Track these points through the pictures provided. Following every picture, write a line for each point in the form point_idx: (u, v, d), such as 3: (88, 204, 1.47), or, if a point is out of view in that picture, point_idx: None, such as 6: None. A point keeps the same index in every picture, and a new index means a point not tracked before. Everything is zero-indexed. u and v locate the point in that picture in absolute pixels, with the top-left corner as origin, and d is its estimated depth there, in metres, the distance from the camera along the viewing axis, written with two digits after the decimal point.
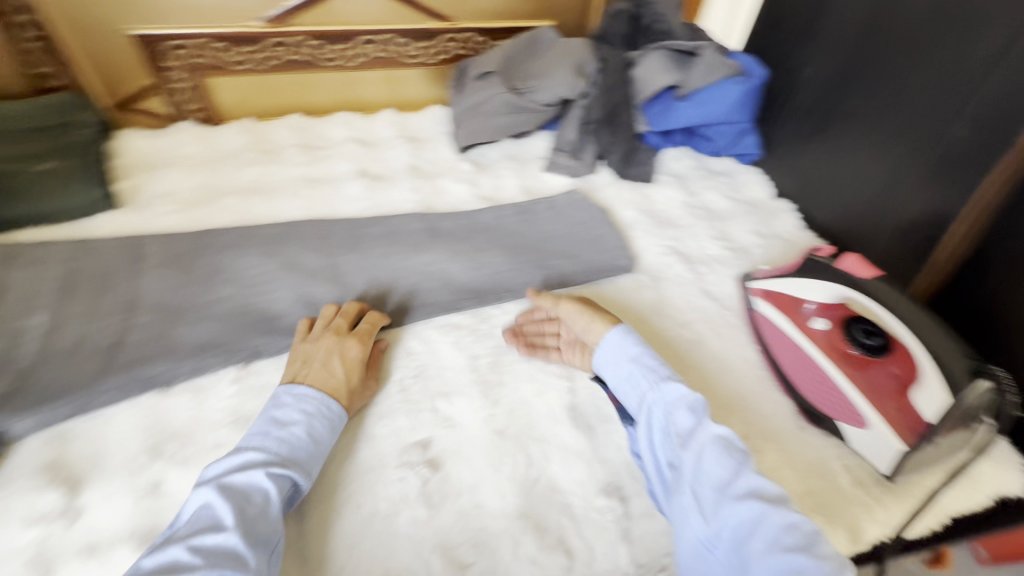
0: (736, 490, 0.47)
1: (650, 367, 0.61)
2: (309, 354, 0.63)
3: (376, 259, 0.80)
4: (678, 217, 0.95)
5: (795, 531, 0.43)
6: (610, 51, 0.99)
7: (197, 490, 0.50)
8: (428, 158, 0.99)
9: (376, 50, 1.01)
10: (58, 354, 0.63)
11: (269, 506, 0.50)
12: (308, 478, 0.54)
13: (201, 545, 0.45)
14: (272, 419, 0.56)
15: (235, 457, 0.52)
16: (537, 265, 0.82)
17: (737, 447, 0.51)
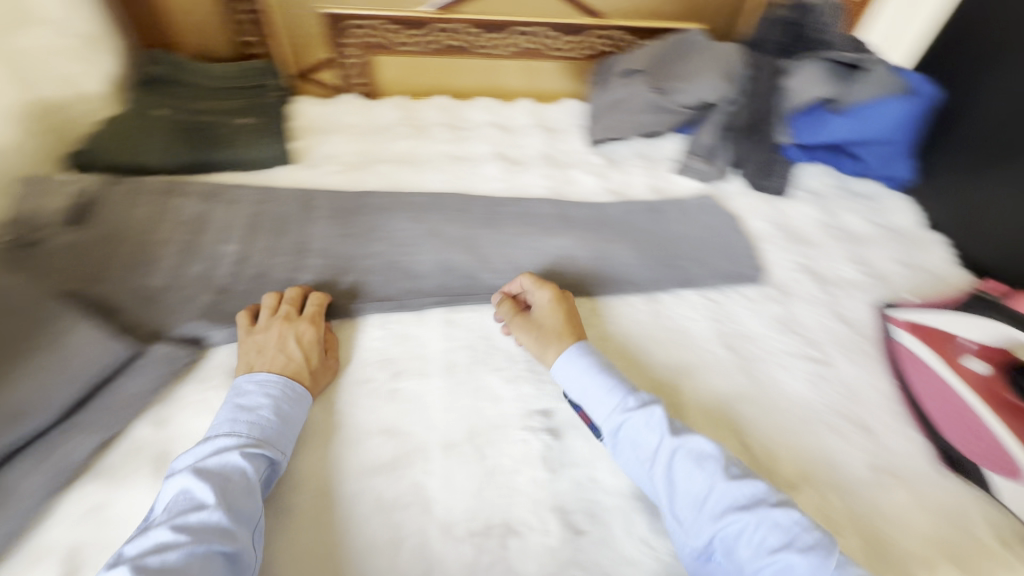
0: (716, 506, 0.50)
1: (602, 390, 0.60)
2: (263, 344, 0.64)
3: (510, 237, 0.84)
4: (813, 235, 0.92)
5: (778, 529, 0.47)
6: (762, 59, 0.99)
7: (172, 480, 0.50)
8: (561, 148, 1.03)
9: (526, 41, 1.06)
10: (246, 282, 0.75)
11: (249, 483, 0.51)
12: (281, 456, 0.55)
13: (184, 523, 0.46)
14: (237, 406, 0.57)
15: (208, 444, 0.53)
16: (664, 264, 0.83)
17: (708, 456, 0.54)
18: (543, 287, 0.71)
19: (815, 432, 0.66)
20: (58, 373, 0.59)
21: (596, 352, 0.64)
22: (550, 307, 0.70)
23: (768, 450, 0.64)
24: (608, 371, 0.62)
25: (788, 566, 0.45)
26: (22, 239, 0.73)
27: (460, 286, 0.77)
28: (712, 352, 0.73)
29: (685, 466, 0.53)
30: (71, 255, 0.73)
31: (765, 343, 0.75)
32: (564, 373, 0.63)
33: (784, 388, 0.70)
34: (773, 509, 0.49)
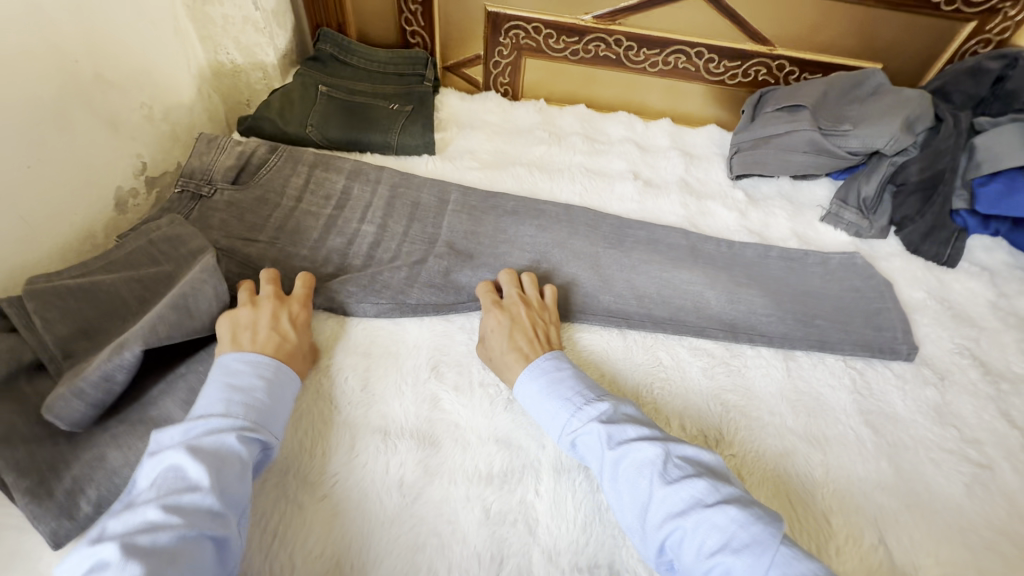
0: (660, 517, 0.49)
1: (552, 411, 0.58)
2: (253, 320, 0.62)
3: (636, 262, 0.81)
4: (981, 317, 0.81)
5: (716, 532, 0.46)
6: (951, 111, 0.87)
7: (160, 455, 0.48)
8: (699, 176, 0.98)
9: (680, 61, 1.02)
10: (379, 262, 0.77)
11: (245, 467, 0.49)
12: (275, 443, 0.54)
13: (176, 504, 0.44)
14: (229, 385, 0.54)
15: (201, 422, 0.50)
16: (801, 320, 0.76)
17: (651, 462, 0.51)
18: (489, 310, 0.69)
19: (970, 544, 0.58)
20: (173, 312, 0.59)
21: (541, 375, 0.61)
22: (497, 332, 0.67)
23: (912, 552, 0.57)
24: (559, 390, 0.59)
25: (725, 569, 0.44)
26: (197, 191, 0.79)
27: (580, 304, 0.75)
28: (849, 429, 0.66)
29: (629, 476, 0.51)
30: (231, 213, 0.78)
31: (913, 430, 0.67)
32: (523, 394, 0.61)
33: (933, 487, 0.63)
34: (710, 510, 0.47)
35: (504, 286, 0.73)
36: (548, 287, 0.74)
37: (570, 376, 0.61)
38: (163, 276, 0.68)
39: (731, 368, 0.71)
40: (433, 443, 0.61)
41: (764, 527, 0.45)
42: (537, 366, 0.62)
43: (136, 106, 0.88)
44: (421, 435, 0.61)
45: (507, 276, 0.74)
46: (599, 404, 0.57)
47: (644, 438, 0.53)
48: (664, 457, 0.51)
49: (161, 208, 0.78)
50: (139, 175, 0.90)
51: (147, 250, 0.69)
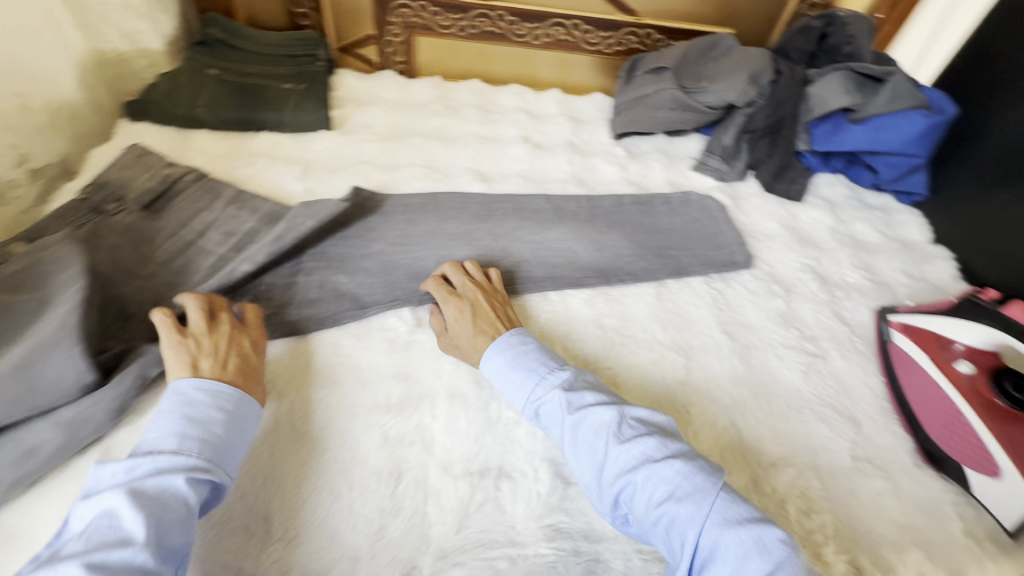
0: (614, 472, 0.52)
1: (519, 379, 0.61)
2: (217, 347, 0.59)
3: (519, 217, 0.87)
4: (821, 240, 0.95)
5: (663, 484, 0.50)
6: (789, 66, 1.01)
7: (97, 497, 0.45)
8: (585, 138, 1.07)
9: (561, 33, 1.11)
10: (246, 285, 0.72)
11: (187, 515, 0.46)
12: (228, 481, 0.51)
13: (102, 562, 0.41)
14: (186, 416, 0.52)
15: (149, 460, 0.48)
16: (658, 254, 0.86)
17: (607, 425, 0.55)
18: (449, 301, 0.69)
19: (803, 416, 0.70)
20: (9, 382, 0.53)
21: (506, 349, 0.64)
22: (460, 320, 0.68)
23: (757, 428, 0.68)
24: (525, 361, 0.62)
25: (671, 516, 0.48)
26: (102, 206, 0.75)
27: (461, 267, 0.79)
28: (710, 338, 0.77)
29: (587, 438, 0.55)
30: (128, 237, 0.71)
31: (763, 336, 0.78)
32: (489, 367, 0.63)
33: (778, 375, 0.74)
34: (660, 464, 0.51)
35: (450, 274, 0.73)
36: (493, 270, 0.76)
37: (534, 349, 0.63)
38: (32, 305, 0.60)
39: (611, 298, 0.80)
40: (335, 382, 0.65)
41: (705, 476, 0.50)
42: (503, 341, 0.64)
43: (9, 95, 0.85)
44: (321, 377, 0.65)
45: (455, 267, 0.74)
46: (562, 372, 0.61)
47: (601, 403, 0.57)
48: (619, 419, 0.55)
49: (56, 215, 0.73)
50: (19, 166, 0.87)
51: (31, 274, 0.62)
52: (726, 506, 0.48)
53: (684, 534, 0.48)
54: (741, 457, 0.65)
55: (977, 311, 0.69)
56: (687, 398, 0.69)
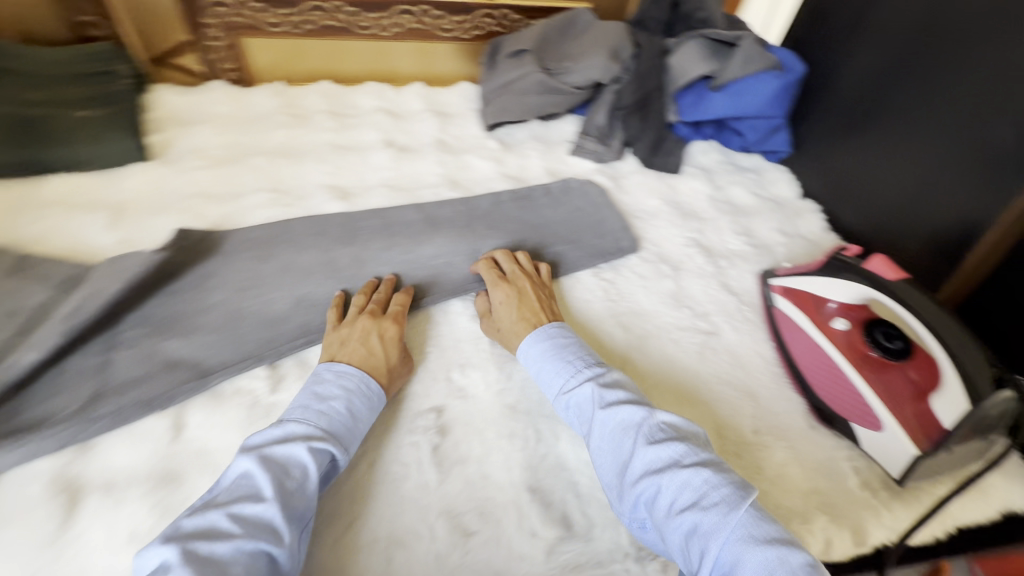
0: (636, 474, 0.50)
1: (551, 372, 0.61)
2: (345, 335, 0.62)
3: (387, 234, 0.79)
4: (702, 210, 0.95)
5: (688, 488, 0.47)
6: (647, 37, 0.99)
7: (236, 458, 0.49)
8: (455, 133, 0.99)
9: (411, 21, 1.02)
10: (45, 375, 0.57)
11: (307, 481, 0.48)
12: (346, 455, 0.53)
13: (239, 513, 0.44)
14: (312, 393, 0.55)
15: (279, 428, 0.51)
16: (543, 252, 0.81)
17: (637, 423, 0.53)
18: (498, 285, 0.70)
19: (703, 399, 0.68)
20: None
21: (547, 339, 0.63)
22: (506, 305, 0.68)
23: None
24: (563, 354, 0.61)
25: (692, 524, 0.45)
26: None
27: (325, 303, 0.69)
28: (605, 333, 0.73)
29: (613, 435, 0.53)
30: None
31: (657, 321, 0.76)
32: (525, 355, 0.63)
33: (676, 359, 0.72)
34: (687, 469, 0.48)
35: (500, 261, 0.75)
36: (544, 265, 0.76)
37: (574, 342, 0.63)
38: None
39: None
40: (173, 479, 0.53)
41: (727, 492, 0.46)
42: (542, 332, 0.64)
43: None
44: (156, 475, 0.53)
45: (507, 256, 0.75)
46: (597, 367, 0.60)
47: (626, 402, 0.55)
48: (648, 419, 0.53)
49: None
50: None
51: None
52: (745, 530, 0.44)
53: (704, 544, 0.44)
54: None
55: (843, 268, 0.70)
56: None
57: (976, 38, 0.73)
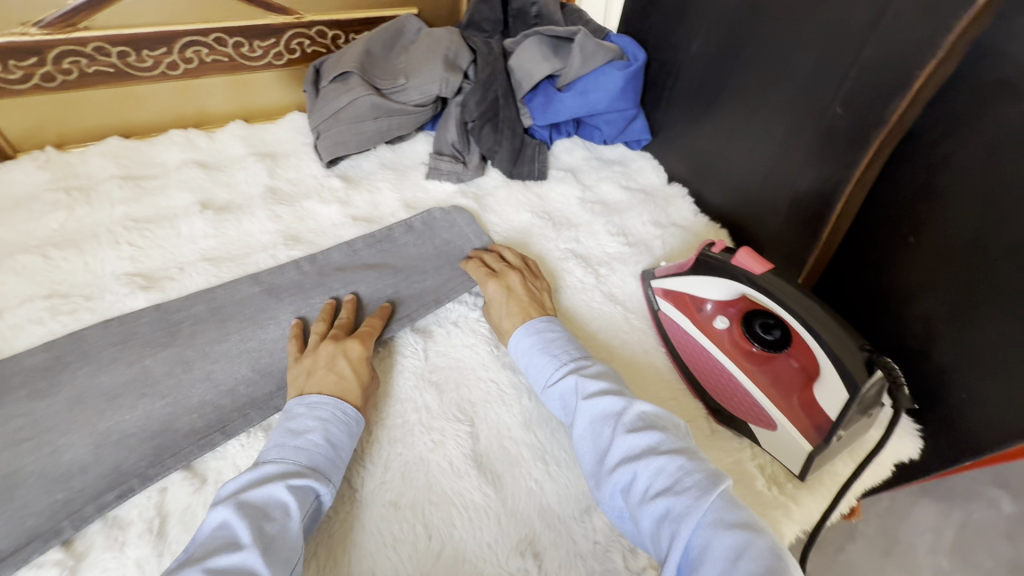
0: (614, 463, 0.49)
1: (538, 365, 0.61)
2: (310, 365, 0.58)
3: (217, 321, 0.66)
4: (574, 215, 0.91)
5: (662, 474, 0.46)
6: (483, 41, 0.91)
7: (212, 510, 0.45)
8: (288, 177, 0.86)
9: (208, 55, 0.89)
10: None
11: (290, 521, 0.45)
12: (331, 488, 0.49)
13: (217, 566, 0.40)
14: (287, 429, 0.52)
15: (255, 471, 0.48)
16: (409, 301, 0.72)
17: (618, 413, 0.52)
18: (488, 281, 0.71)
19: None
20: None
21: (536, 332, 0.63)
22: (499, 295, 0.69)
23: (561, 475, 0.59)
24: (550, 346, 0.62)
25: (665, 509, 0.44)
26: None
27: (137, 432, 0.55)
28: (490, 381, 0.66)
29: (593, 425, 0.53)
30: None
31: None
32: (515, 348, 0.64)
33: None
34: (663, 456, 0.48)
35: (488, 258, 0.75)
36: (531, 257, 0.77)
37: (560, 335, 0.63)
38: None
39: None
40: None
41: (700, 477, 0.45)
42: (531, 325, 0.64)
43: None
44: None
45: (496, 254, 0.76)
46: (582, 360, 0.60)
47: (607, 392, 0.55)
48: (627, 408, 0.52)
49: None
50: None
51: None
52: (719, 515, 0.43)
53: (675, 528, 0.43)
54: (556, 523, 0.56)
55: (712, 264, 0.67)
56: (481, 476, 0.58)
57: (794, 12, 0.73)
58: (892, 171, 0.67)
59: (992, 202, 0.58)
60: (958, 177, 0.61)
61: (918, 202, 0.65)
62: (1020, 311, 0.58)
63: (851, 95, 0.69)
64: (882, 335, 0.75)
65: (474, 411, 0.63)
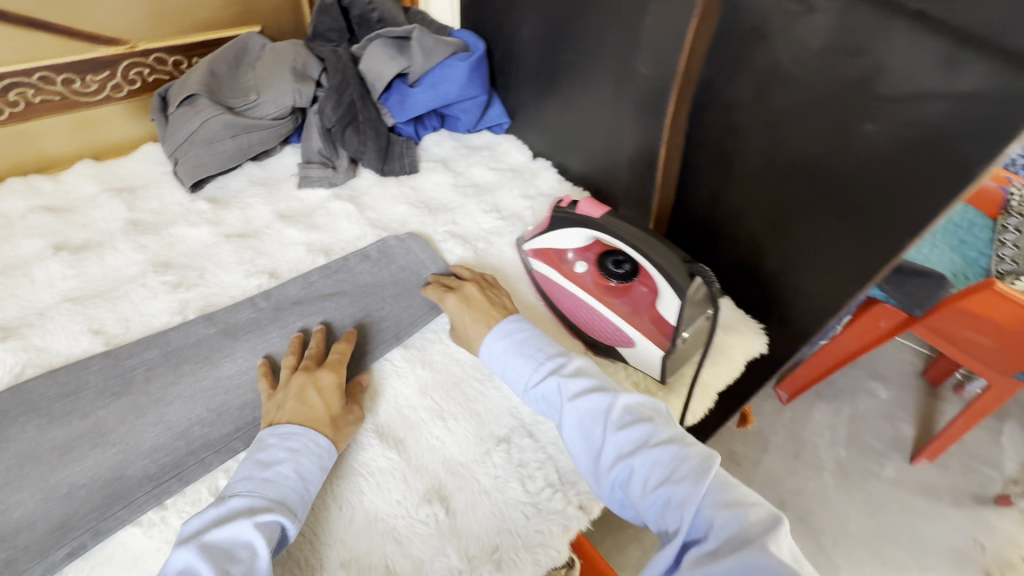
0: (611, 459, 0.54)
1: (515, 368, 0.64)
2: (280, 399, 0.59)
3: (173, 365, 0.64)
4: (449, 200, 0.96)
5: (658, 465, 0.52)
6: (330, 49, 0.95)
7: (177, 551, 0.46)
8: (149, 207, 0.84)
9: (36, 96, 0.86)
10: None
11: (256, 560, 0.46)
12: (298, 522, 0.50)
13: None
14: (256, 461, 0.53)
15: (220, 508, 0.49)
16: (292, 302, 0.74)
17: (605, 410, 0.57)
18: (446, 296, 0.72)
19: (494, 382, 0.70)
20: None
21: (507, 335, 0.66)
22: (457, 308, 0.72)
23: (458, 427, 0.65)
24: (525, 349, 0.65)
25: (667, 498, 0.50)
26: None
27: (11, 478, 0.54)
28: (382, 361, 0.70)
29: (583, 423, 0.57)
30: None
31: (430, 327, 0.75)
32: (491, 354, 0.66)
33: (458, 356, 0.72)
34: (656, 449, 0.53)
35: (447, 279, 0.77)
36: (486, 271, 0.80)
37: (534, 337, 0.66)
38: None
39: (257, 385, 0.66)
40: None
41: (692, 464, 0.51)
42: (502, 329, 0.67)
43: None
44: None
45: (454, 270, 0.79)
46: (558, 358, 0.64)
47: (592, 392, 0.59)
48: (614, 405, 0.57)
49: None
50: None
51: None
52: (713, 496, 0.49)
53: (679, 513, 0.48)
54: (459, 470, 0.61)
55: (563, 217, 0.76)
56: (384, 444, 0.62)
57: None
58: (700, 118, 0.78)
59: (773, 130, 0.70)
60: (748, 115, 0.72)
61: (725, 140, 0.77)
62: (811, 215, 0.71)
63: (650, 56, 0.78)
64: (725, 253, 0.88)
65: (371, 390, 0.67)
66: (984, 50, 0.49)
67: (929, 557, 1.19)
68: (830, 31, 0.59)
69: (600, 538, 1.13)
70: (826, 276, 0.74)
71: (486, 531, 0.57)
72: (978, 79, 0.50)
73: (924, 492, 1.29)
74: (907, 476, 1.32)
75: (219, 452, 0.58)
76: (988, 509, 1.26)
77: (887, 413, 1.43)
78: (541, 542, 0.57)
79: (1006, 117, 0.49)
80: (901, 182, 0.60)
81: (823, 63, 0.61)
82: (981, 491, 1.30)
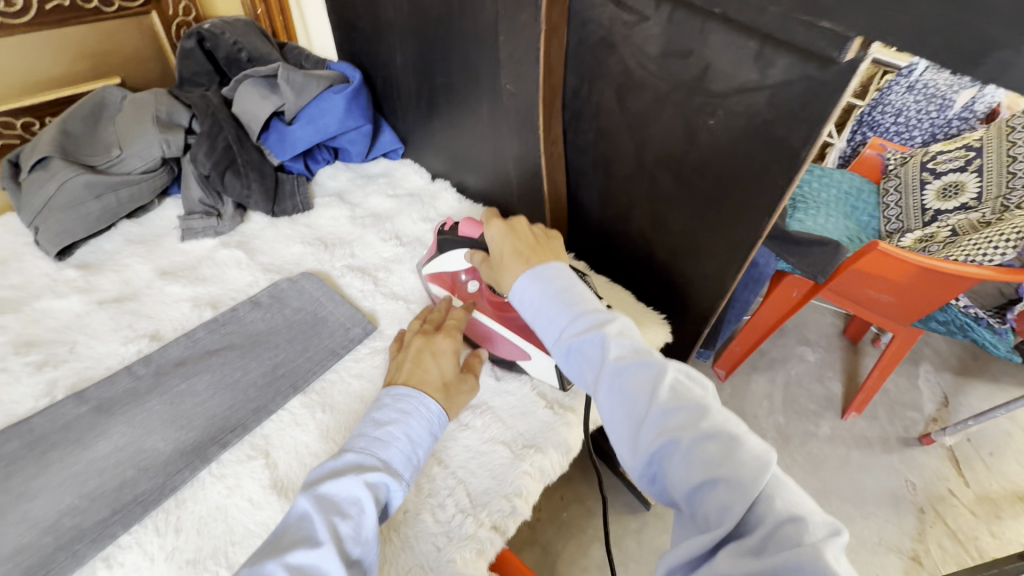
0: (653, 430, 0.45)
1: (548, 313, 0.56)
2: (402, 360, 0.65)
3: (38, 454, 0.60)
4: (348, 233, 0.94)
5: (709, 448, 0.42)
6: (197, 94, 0.92)
7: (298, 500, 0.48)
8: (9, 283, 0.78)
9: None
10: None
11: (365, 518, 0.47)
12: (402, 486, 0.52)
13: (297, 564, 0.42)
14: (373, 420, 0.56)
15: (339, 461, 0.51)
16: (176, 366, 0.70)
17: (653, 376, 0.48)
18: (493, 221, 0.67)
19: None
20: None
21: (543, 275, 0.58)
22: (500, 239, 0.65)
23: None
24: (563, 296, 0.56)
25: (716, 486, 0.41)
26: None
27: None
28: (280, 413, 0.66)
29: (626, 384, 0.48)
30: None
31: (331, 369, 0.72)
32: (521, 293, 0.58)
33: (362, 394, 0.69)
34: (707, 430, 0.43)
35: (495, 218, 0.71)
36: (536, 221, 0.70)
37: (573, 285, 0.57)
38: None
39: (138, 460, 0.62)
40: None
41: (750, 454, 0.42)
42: (535, 270, 0.59)
43: None
44: None
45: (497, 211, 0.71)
46: (599, 310, 0.55)
47: (638, 355, 0.50)
48: (664, 373, 0.48)
49: None
50: None
51: None
52: (772, 496, 0.39)
53: (730, 507, 0.39)
54: None
55: (448, 239, 0.76)
56: (283, 500, 0.58)
57: (451, 19, 0.83)
58: (576, 123, 0.81)
59: (637, 129, 0.73)
60: (613, 119, 0.75)
61: (599, 143, 0.79)
62: (684, 206, 0.74)
63: (513, 73, 0.80)
64: (623, 250, 0.91)
65: (268, 444, 0.63)
66: (785, 44, 0.53)
67: (868, 505, 1.25)
68: (660, 38, 0.62)
69: (561, 545, 1.09)
70: (711, 260, 0.77)
71: (399, 569, 0.56)
72: (784, 72, 0.54)
73: (858, 444, 1.37)
74: (842, 431, 1.39)
75: (94, 540, 0.54)
76: (915, 449, 1.36)
77: (817, 374, 1.51)
78: (453, 571, 0.56)
79: (815, 106, 0.54)
80: (749, 169, 0.64)
81: (662, 66, 0.64)
82: (907, 434, 1.39)
